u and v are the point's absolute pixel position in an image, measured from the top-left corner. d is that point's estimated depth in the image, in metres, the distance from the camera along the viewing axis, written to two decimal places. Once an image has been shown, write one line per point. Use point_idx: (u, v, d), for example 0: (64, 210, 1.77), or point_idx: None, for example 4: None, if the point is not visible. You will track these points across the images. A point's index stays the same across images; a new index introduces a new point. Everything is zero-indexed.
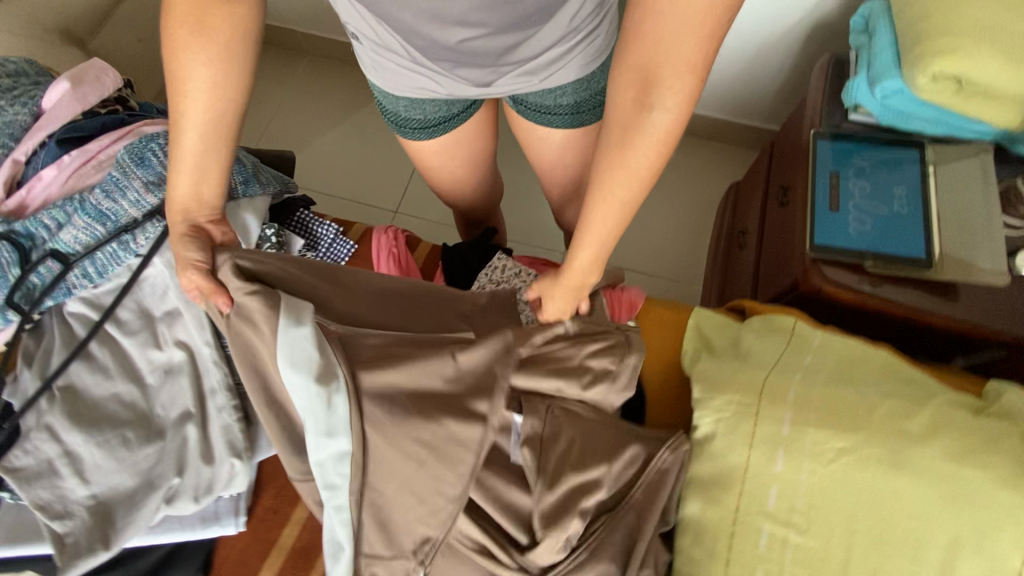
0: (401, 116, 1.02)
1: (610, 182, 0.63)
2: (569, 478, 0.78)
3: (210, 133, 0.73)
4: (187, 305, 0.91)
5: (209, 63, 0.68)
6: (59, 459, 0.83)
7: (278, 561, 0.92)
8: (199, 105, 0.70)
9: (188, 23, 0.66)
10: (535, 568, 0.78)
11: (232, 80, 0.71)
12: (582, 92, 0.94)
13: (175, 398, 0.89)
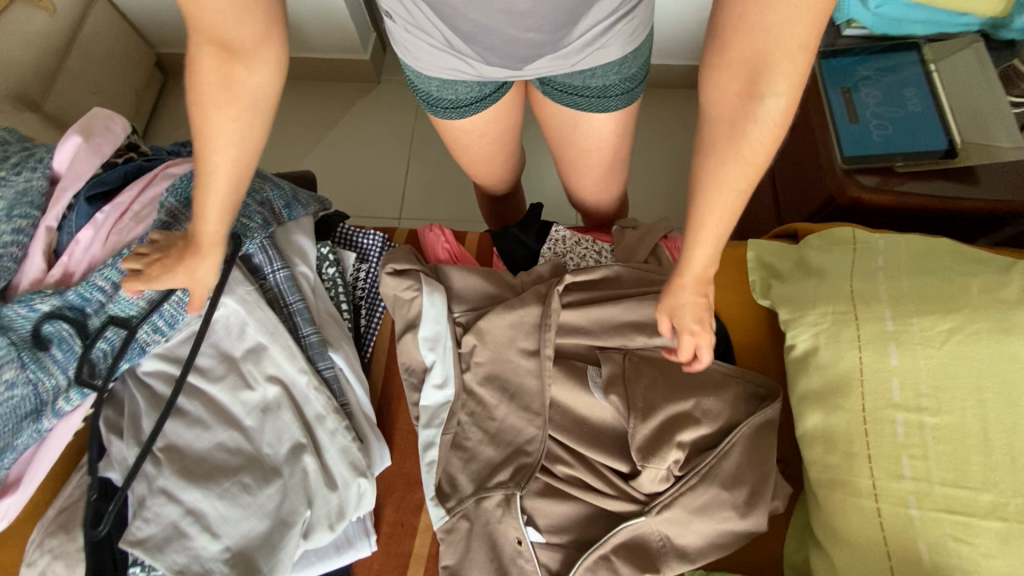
0: (432, 94, 0.92)
1: (724, 183, 0.57)
2: (659, 411, 0.88)
3: (224, 200, 0.61)
4: (272, 338, 0.88)
5: (230, 118, 0.57)
6: (183, 520, 0.80)
7: (419, 570, 0.92)
8: (219, 165, 0.58)
9: (215, 80, 0.55)
10: (641, 495, 0.87)
11: (254, 145, 0.60)
12: (613, 74, 0.83)
13: (281, 433, 0.87)
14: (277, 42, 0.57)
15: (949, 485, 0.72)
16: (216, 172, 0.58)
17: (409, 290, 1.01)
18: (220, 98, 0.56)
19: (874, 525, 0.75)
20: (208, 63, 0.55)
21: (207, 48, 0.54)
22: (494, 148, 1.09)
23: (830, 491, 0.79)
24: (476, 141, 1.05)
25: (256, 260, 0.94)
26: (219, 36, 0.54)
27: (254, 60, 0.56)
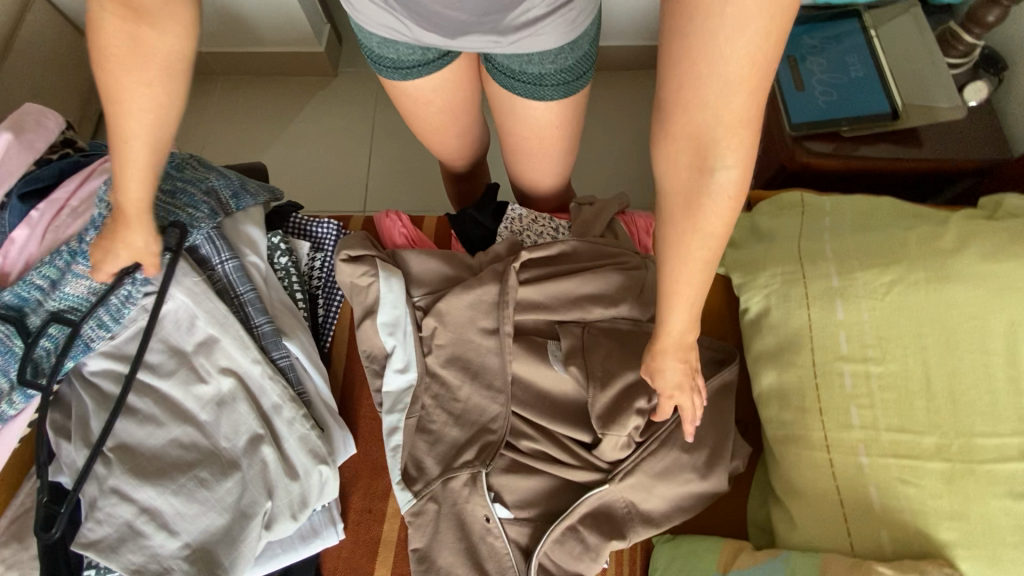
0: (375, 51, 0.86)
1: (687, 254, 0.55)
2: (617, 379, 0.88)
3: (143, 159, 0.60)
4: (223, 329, 0.86)
5: (139, 75, 0.56)
6: (138, 518, 0.78)
7: (389, 555, 0.91)
8: (133, 123, 0.58)
9: (121, 43, 0.54)
10: (604, 464, 0.88)
11: (170, 103, 0.59)
12: (549, 65, 0.79)
13: (238, 426, 0.85)
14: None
15: (895, 431, 0.74)
16: (132, 130, 0.58)
17: (365, 275, 1.00)
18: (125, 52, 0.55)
19: (827, 474, 0.76)
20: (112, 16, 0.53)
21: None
22: (448, 122, 1.01)
23: (785, 445, 0.80)
24: (425, 111, 0.97)
25: (203, 252, 0.91)
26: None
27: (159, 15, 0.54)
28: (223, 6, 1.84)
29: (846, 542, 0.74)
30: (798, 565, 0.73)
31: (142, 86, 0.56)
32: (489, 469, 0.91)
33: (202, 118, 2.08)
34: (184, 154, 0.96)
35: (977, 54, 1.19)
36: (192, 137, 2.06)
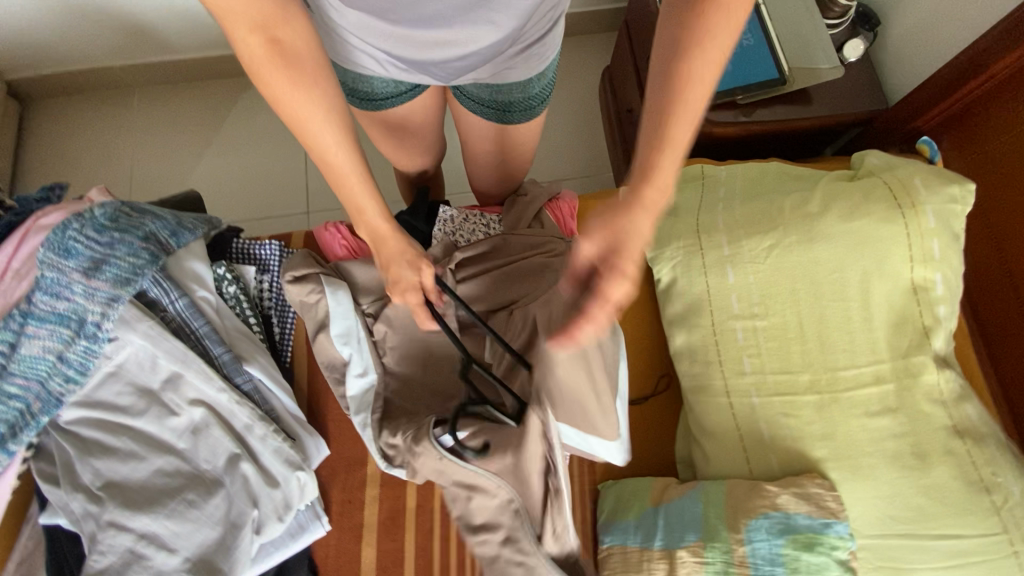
0: (347, 83, 0.88)
1: (659, 121, 0.54)
2: None
3: (352, 170, 0.68)
4: (184, 365, 0.93)
5: (309, 111, 0.62)
6: (139, 543, 0.87)
7: (373, 535, 1.04)
8: (327, 148, 0.65)
9: (276, 69, 0.58)
10: None
11: (344, 118, 0.65)
12: (518, 94, 0.88)
13: (215, 448, 0.94)
14: (293, 18, 0.57)
15: (778, 373, 0.88)
16: (333, 155, 0.66)
17: (310, 292, 1.07)
18: (294, 95, 0.60)
19: (728, 415, 0.91)
20: (273, 76, 0.59)
21: (259, 54, 0.57)
22: (418, 139, 1.07)
23: (695, 394, 0.95)
24: (385, 133, 1.03)
25: (152, 295, 0.97)
26: (264, 41, 0.56)
27: (299, 54, 0.59)
28: (122, 18, 1.76)
29: (746, 469, 0.89)
30: (710, 491, 0.89)
31: (326, 122, 0.63)
32: None
33: (125, 135, 2.04)
34: (114, 203, 0.98)
35: (851, 14, 1.29)
36: (118, 157, 2.02)
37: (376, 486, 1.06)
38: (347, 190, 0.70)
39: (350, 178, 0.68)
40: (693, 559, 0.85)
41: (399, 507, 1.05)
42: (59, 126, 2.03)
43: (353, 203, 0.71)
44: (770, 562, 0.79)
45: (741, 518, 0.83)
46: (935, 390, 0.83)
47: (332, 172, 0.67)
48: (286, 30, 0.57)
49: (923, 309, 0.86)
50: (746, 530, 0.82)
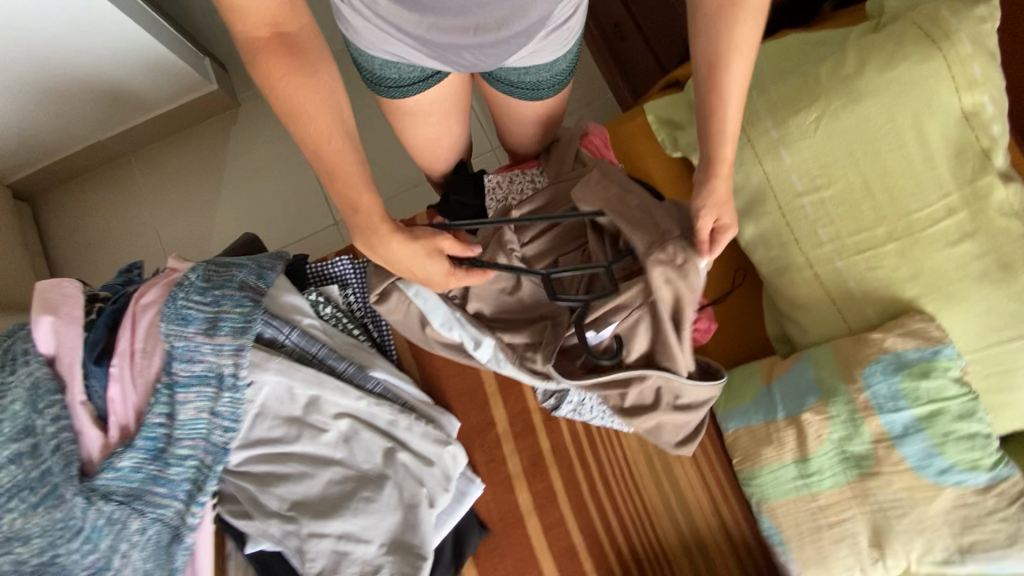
0: (374, 73, 0.91)
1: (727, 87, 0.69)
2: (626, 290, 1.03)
3: (347, 157, 0.64)
4: (321, 386, 1.02)
5: (301, 88, 0.61)
6: (339, 543, 0.98)
7: (522, 482, 1.15)
8: (320, 127, 0.63)
9: (280, 57, 0.59)
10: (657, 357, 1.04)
11: (338, 109, 0.64)
12: (544, 73, 0.95)
13: (370, 448, 1.04)
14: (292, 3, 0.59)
15: (856, 233, 0.94)
16: (320, 133, 0.63)
17: (398, 299, 1.16)
18: (288, 73, 0.60)
19: (816, 284, 0.98)
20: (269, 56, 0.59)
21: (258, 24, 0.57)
22: (443, 130, 1.11)
23: (777, 276, 1.02)
24: (413, 122, 1.06)
25: (268, 334, 1.04)
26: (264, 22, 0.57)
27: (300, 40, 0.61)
28: (101, 89, 1.75)
29: (844, 326, 0.97)
30: (818, 356, 0.97)
31: (321, 105, 0.62)
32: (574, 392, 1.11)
33: (138, 203, 2.07)
34: (201, 264, 1.04)
35: None
36: (139, 225, 2.06)
37: (511, 441, 1.17)
38: (336, 179, 0.65)
39: (342, 164, 0.64)
40: (819, 419, 0.95)
41: (538, 452, 1.17)
42: (77, 213, 2.07)
43: (346, 198, 0.66)
44: (891, 399, 0.88)
45: (855, 369, 0.91)
46: (1007, 204, 0.87)
47: (319, 152, 0.64)
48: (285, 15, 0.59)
49: (979, 132, 0.89)
50: (863, 378, 0.90)
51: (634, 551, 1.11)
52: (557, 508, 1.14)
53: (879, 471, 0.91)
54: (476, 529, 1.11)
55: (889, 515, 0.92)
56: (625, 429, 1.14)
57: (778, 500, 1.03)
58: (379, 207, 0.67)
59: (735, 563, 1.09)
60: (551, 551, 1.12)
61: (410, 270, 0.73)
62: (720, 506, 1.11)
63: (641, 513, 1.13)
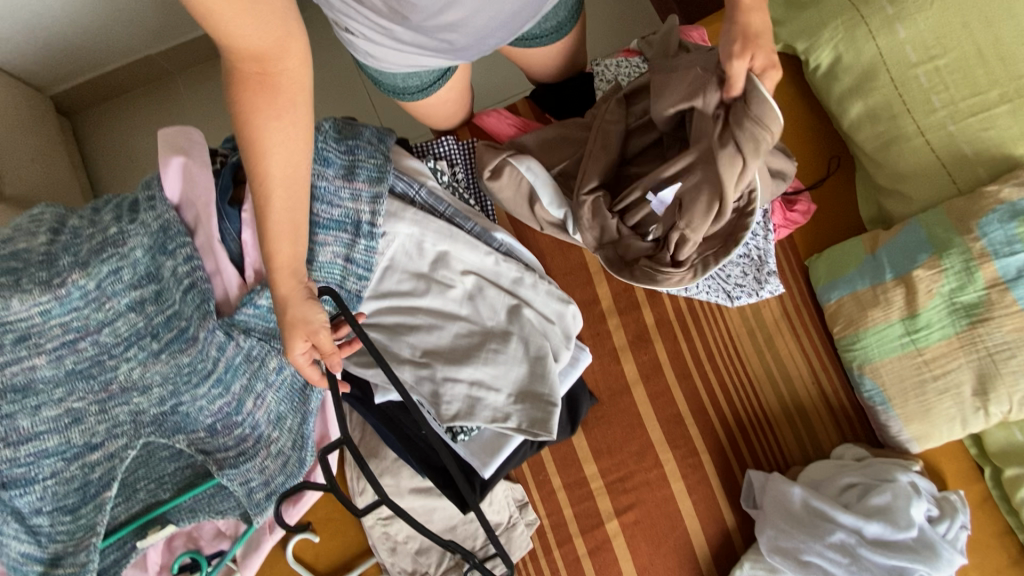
0: (396, 85, 1.01)
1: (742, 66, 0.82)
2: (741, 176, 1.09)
3: (288, 183, 0.65)
4: (453, 240, 1.03)
5: (261, 113, 0.60)
6: (472, 388, 1.00)
7: (628, 353, 1.19)
8: (269, 145, 0.61)
9: (259, 96, 0.59)
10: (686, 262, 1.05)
11: (297, 138, 0.63)
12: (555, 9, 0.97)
13: (495, 305, 1.06)
14: (275, 21, 0.55)
15: (969, 97, 1.01)
16: (268, 151, 0.62)
17: (510, 175, 1.17)
18: (256, 91, 0.59)
19: (925, 150, 1.05)
20: (244, 64, 0.57)
21: (235, 37, 0.54)
22: (459, 102, 1.17)
23: (886, 147, 1.08)
24: (428, 109, 1.14)
25: (398, 190, 1.05)
26: (248, 35, 0.55)
27: (281, 56, 0.58)
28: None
29: (954, 188, 1.04)
30: (930, 219, 1.03)
31: (284, 129, 0.61)
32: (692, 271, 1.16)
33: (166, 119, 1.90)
34: (331, 118, 1.04)
35: None
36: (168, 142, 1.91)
37: (616, 316, 1.20)
38: (262, 202, 0.65)
39: (274, 194, 0.64)
40: (931, 273, 1.02)
41: (642, 327, 1.20)
42: (116, 132, 1.87)
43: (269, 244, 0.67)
44: (1008, 244, 0.95)
45: (971, 221, 0.98)
46: None
47: (261, 173, 0.63)
48: (268, 29, 0.55)
49: None
50: (979, 228, 0.97)
51: (738, 417, 1.16)
52: (662, 378, 1.17)
53: (991, 316, 0.98)
54: (587, 397, 1.13)
55: (997, 359, 0.99)
56: (727, 305, 1.19)
57: (882, 360, 1.08)
58: (297, 260, 0.69)
59: (834, 428, 1.15)
60: (658, 419, 1.16)
61: (291, 311, 0.70)
62: (820, 375, 1.17)
63: (743, 383, 1.17)
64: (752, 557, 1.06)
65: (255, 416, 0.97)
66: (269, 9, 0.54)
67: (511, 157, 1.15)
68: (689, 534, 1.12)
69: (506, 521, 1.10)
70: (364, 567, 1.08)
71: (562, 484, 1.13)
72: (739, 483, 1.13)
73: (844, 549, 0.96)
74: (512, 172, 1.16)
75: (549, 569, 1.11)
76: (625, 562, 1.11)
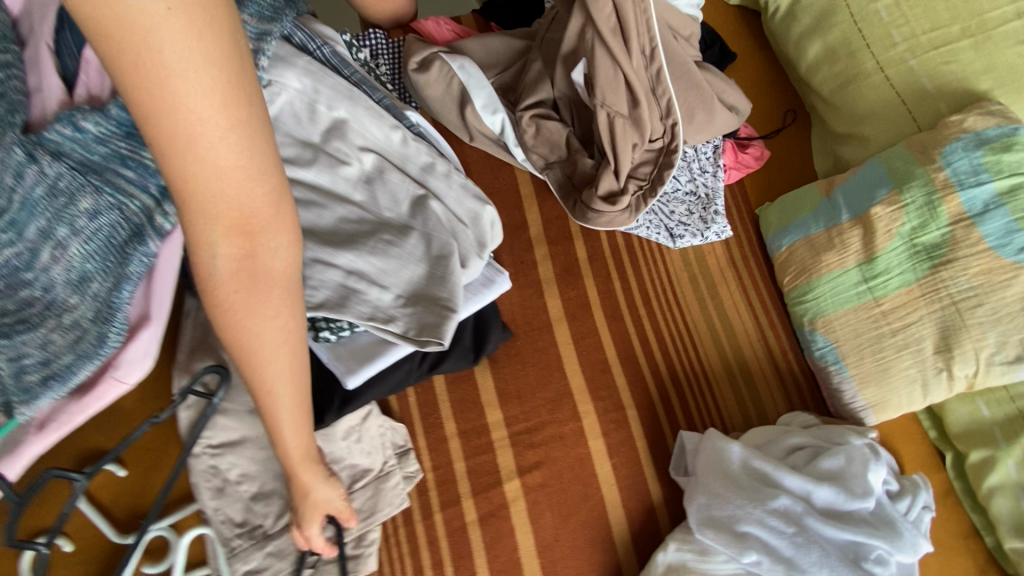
0: None
1: None
2: (689, 91, 1.00)
3: (279, 375, 0.58)
4: (354, 106, 0.87)
5: (245, 305, 0.54)
6: (348, 279, 0.80)
7: (553, 287, 1.01)
8: (260, 344, 0.55)
9: (239, 285, 0.53)
10: (625, 155, 0.98)
11: (288, 331, 0.56)
12: None
13: (396, 193, 0.87)
14: (264, 183, 0.50)
15: (930, 31, 0.96)
16: (260, 347, 0.56)
17: (439, 70, 1.03)
18: (239, 281, 0.53)
19: (885, 86, 0.97)
20: (227, 242, 0.51)
21: (223, 217, 0.49)
22: None
23: (844, 88, 1.01)
24: None
25: (296, 41, 0.88)
26: (238, 207, 0.49)
27: (265, 228, 0.52)
28: None
29: (914, 127, 0.95)
30: (891, 154, 0.93)
31: (271, 313, 0.55)
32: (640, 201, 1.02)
33: None
34: None
35: None
36: None
37: (544, 245, 1.04)
38: (261, 398, 0.59)
39: (270, 388, 0.58)
40: (890, 210, 0.90)
41: (572, 261, 1.03)
42: None
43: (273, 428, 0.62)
44: (973, 172, 0.85)
45: (933, 151, 0.89)
46: None
47: (254, 368, 0.56)
48: (252, 201, 0.50)
49: None
50: (943, 157, 0.88)
51: (673, 371, 0.99)
52: (590, 318, 1.00)
53: (954, 258, 0.86)
54: (498, 326, 0.93)
55: (961, 309, 0.86)
56: (668, 245, 1.05)
57: (836, 313, 0.94)
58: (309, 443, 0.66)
59: (781, 396, 0.99)
60: (580, 363, 0.97)
61: (312, 496, 0.70)
62: (767, 333, 1.02)
63: (682, 334, 1.01)
64: (678, 537, 0.84)
65: (50, 275, 0.70)
66: (262, 171, 0.49)
67: (443, 49, 1.02)
68: (606, 506, 0.90)
69: (379, 469, 0.86)
70: (179, 516, 0.80)
71: (456, 432, 0.91)
72: (669, 449, 0.94)
73: (788, 517, 0.78)
74: (444, 66, 1.03)
75: (424, 538, 0.86)
76: (523, 536, 0.87)
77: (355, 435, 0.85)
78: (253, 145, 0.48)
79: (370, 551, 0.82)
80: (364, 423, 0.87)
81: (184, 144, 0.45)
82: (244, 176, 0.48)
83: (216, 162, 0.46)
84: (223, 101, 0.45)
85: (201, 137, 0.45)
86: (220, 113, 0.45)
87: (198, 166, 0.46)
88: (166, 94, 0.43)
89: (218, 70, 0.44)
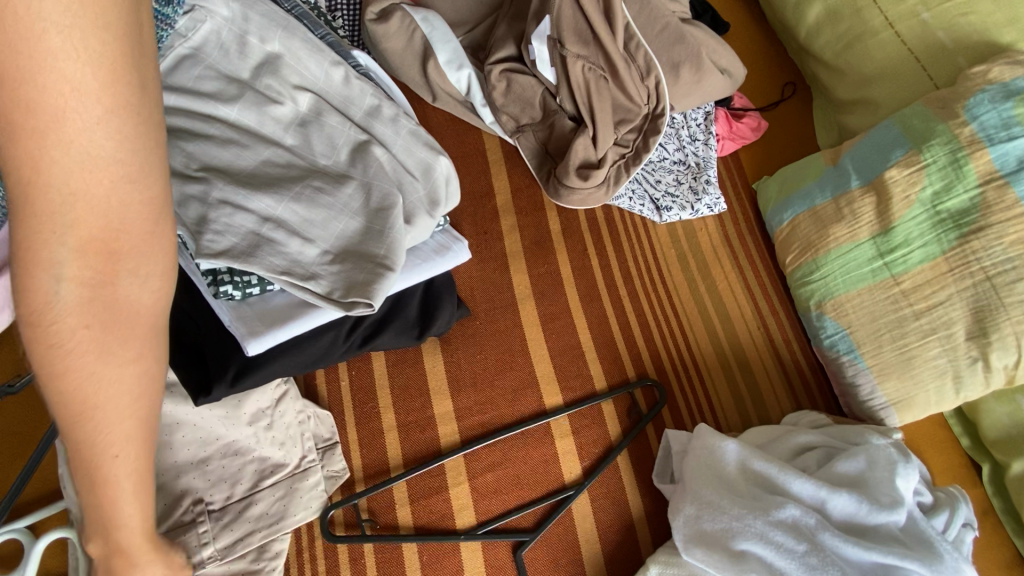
0: None
1: None
2: (673, 51, 0.90)
3: (131, 440, 0.36)
4: (289, 40, 0.76)
5: (98, 349, 0.33)
6: (263, 226, 0.66)
7: (520, 262, 0.87)
8: (101, 404, 0.34)
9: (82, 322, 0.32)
10: (602, 122, 0.87)
11: (154, 380, 0.36)
12: None
13: (334, 138, 0.75)
14: (154, 184, 0.32)
15: None
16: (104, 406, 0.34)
17: (401, 21, 0.93)
18: (89, 318, 0.32)
19: (897, 45, 0.87)
20: (76, 269, 0.30)
21: (80, 226, 0.30)
22: None
23: (848, 49, 0.91)
24: None
25: None
26: (106, 215, 0.30)
27: (143, 248, 0.33)
28: None
29: (930, 85, 0.84)
30: (903, 114, 0.82)
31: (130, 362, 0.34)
32: (622, 172, 0.90)
33: None
34: None
35: None
36: None
37: (512, 215, 0.91)
38: (92, 471, 0.36)
39: (113, 463, 0.36)
40: (908, 172, 0.78)
41: (544, 234, 0.90)
42: None
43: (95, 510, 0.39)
44: (1003, 126, 0.73)
45: (955, 105, 0.77)
46: None
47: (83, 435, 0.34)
48: (128, 206, 0.31)
49: None
50: (967, 111, 0.76)
51: (658, 361, 0.84)
52: (563, 298, 0.86)
53: (986, 224, 0.73)
54: (452, 301, 0.78)
55: (998, 285, 0.72)
56: (654, 219, 0.92)
57: (848, 294, 0.80)
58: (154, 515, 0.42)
59: (785, 393, 0.84)
60: (548, 348, 0.82)
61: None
62: (767, 320, 0.88)
63: (669, 320, 0.87)
64: (661, 559, 0.68)
65: None
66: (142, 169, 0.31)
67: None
68: (573, 520, 0.74)
69: (295, 465, 0.71)
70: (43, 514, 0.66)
71: (396, 425, 0.76)
72: (652, 452, 0.79)
73: (798, 531, 0.62)
74: (407, 16, 0.93)
75: (346, 554, 0.70)
76: (470, 554, 0.71)
77: (265, 420, 0.71)
78: (139, 129, 0.30)
79: (273, 567, 0.68)
80: (277, 406, 0.72)
81: (40, 107, 0.26)
82: (124, 174, 0.30)
83: (87, 143, 0.28)
84: (116, 55, 0.27)
85: (69, 104, 0.26)
86: (105, 72, 0.27)
87: (59, 145, 0.27)
88: (25, 31, 0.25)
89: (115, 21, 0.27)
